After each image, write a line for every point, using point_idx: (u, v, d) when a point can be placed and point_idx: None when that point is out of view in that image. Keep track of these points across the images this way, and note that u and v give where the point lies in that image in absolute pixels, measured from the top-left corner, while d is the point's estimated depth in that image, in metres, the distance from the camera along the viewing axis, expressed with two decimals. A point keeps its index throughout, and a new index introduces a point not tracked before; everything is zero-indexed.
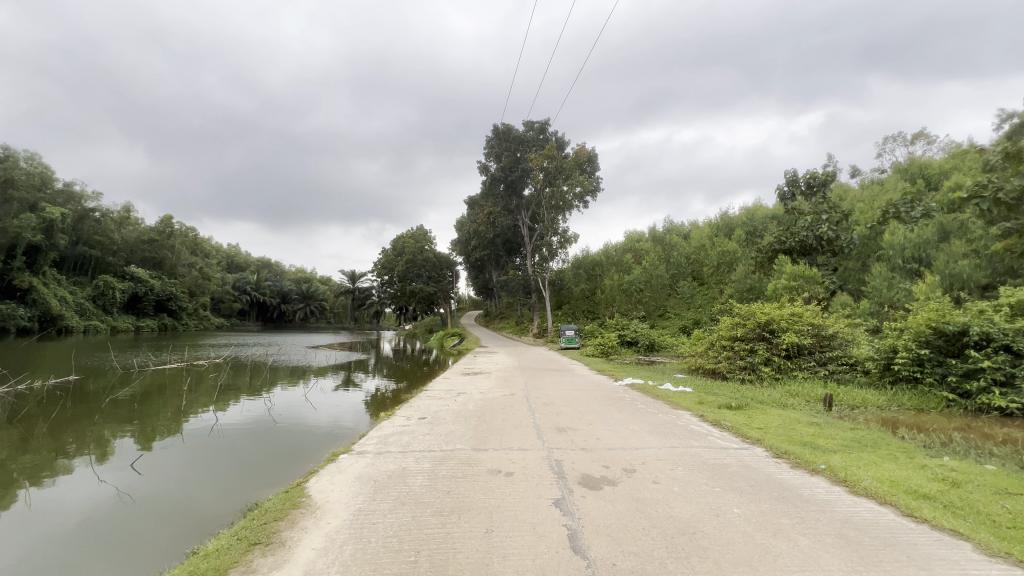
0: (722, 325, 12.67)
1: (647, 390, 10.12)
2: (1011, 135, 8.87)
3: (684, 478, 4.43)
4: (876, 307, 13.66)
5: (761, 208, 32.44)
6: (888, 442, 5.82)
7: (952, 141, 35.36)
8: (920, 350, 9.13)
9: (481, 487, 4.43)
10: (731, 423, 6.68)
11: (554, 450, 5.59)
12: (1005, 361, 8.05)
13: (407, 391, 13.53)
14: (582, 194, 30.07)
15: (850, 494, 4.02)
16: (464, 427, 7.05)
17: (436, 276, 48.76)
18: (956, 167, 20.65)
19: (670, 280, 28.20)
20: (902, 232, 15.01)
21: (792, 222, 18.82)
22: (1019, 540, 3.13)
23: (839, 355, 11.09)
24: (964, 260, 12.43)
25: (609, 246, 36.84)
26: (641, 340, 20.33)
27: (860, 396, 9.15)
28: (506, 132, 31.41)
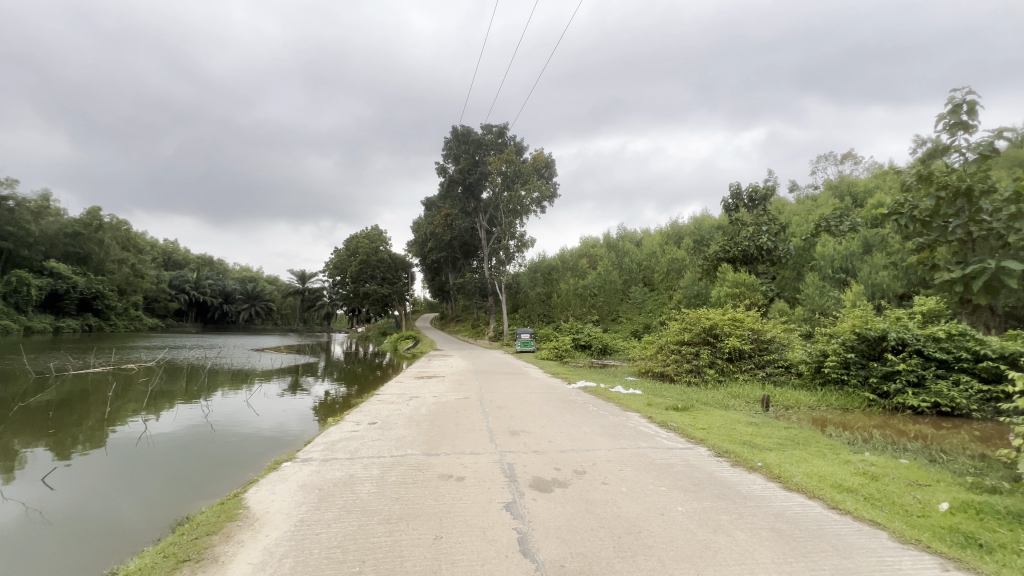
0: (669, 329, 13.18)
1: (599, 393, 10.32)
2: (924, 159, 9.85)
3: (632, 478, 4.55)
4: (809, 313, 14.68)
5: (708, 218, 33.98)
6: (817, 439, 6.23)
7: (875, 162, 38.62)
8: (846, 354, 9.86)
9: (432, 492, 4.35)
10: (676, 424, 6.94)
11: (506, 453, 5.59)
12: (917, 364, 8.83)
13: (358, 395, 13.14)
14: (540, 199, 30.41)
15: (783, 489, 4.27)
16: (416, 432, 6.91)
17: (391, 277, 47.78)
18: (878, 186, 22.56)
19: (623, 285, 29.08)
20: (832, 244, 16.21)
21: (736, 232, 19.85)
22: (927, 527, 3.43)
23: (776, 358, 11.80)
24: (884, 271, 13.58)
25: (565, 251, 37.44)
26: (594, 344, 20.73)
27: (793, 397, 9.77)
28: (466, 134, 31.39)
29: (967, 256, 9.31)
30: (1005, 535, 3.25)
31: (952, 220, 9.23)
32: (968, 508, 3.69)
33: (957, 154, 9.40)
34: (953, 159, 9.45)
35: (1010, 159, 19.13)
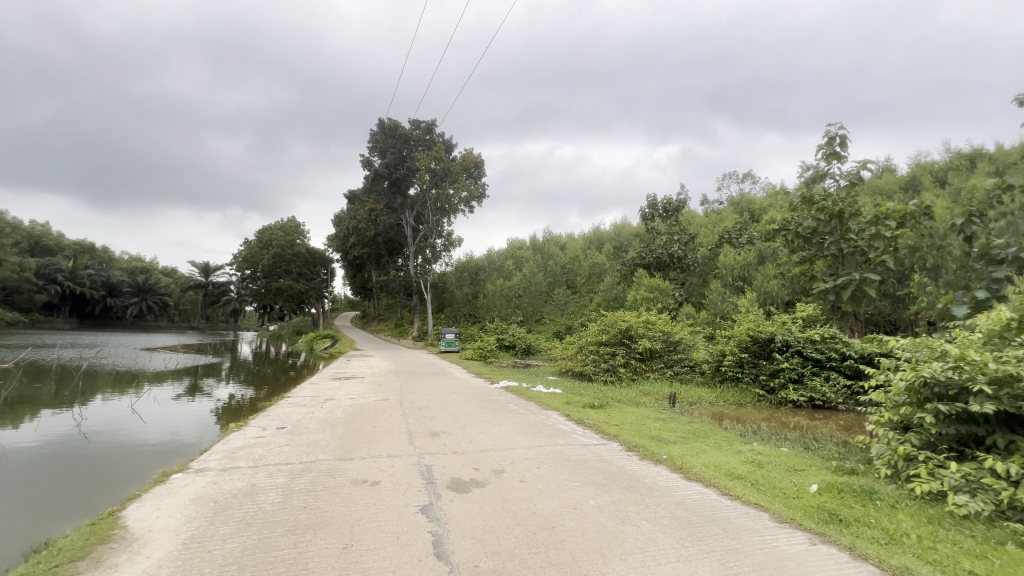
0: (588, 331, 13.70)
1: (521, 392, 10.49)
2: (808, 183, 11.19)
3: (547, 475, 4.67)
4: (712, 317, 16.07)
5: (627, 226, 35.92)
6: (715, 432, 6.80)
7: (770, 182, 43.09)
8: (741, 354, 10.89)
9: (344, 499, 4.15)
10: (593, 421, 7.25)
11: (425, 455, 5.49)
12: (797, 363, 10.00)
13: (267, 398, 12.24)
14: (468, 199, 30.29)
15: (684, 480, 4.61)
16: (329, 436, 6.56)
17: (308, 272, 45.05)
18: (771, 205, 25.28)
19: (547, 287, 29.89)
20: (732, 255, 17.82)
21: (651, 240, 21.22)
22: (799, 507, 3.89)
23: (683, 358, 12.73)
24: (774, 280, 15.19)
25: (493, 252, 37.62)
26: (518, 344, 21.07)
27: (696, 393, 10.63)
28: (393, 128, 30.52)
29: (838, 269, 10.70)
30: (859, 510, 3.77)
31: (827, 238, 10.58)
32: (833, 488, 4.24)
33: (832, 180, 10.80)
34: (828, 184, 10.82)
35: (872, 187, 22.30)
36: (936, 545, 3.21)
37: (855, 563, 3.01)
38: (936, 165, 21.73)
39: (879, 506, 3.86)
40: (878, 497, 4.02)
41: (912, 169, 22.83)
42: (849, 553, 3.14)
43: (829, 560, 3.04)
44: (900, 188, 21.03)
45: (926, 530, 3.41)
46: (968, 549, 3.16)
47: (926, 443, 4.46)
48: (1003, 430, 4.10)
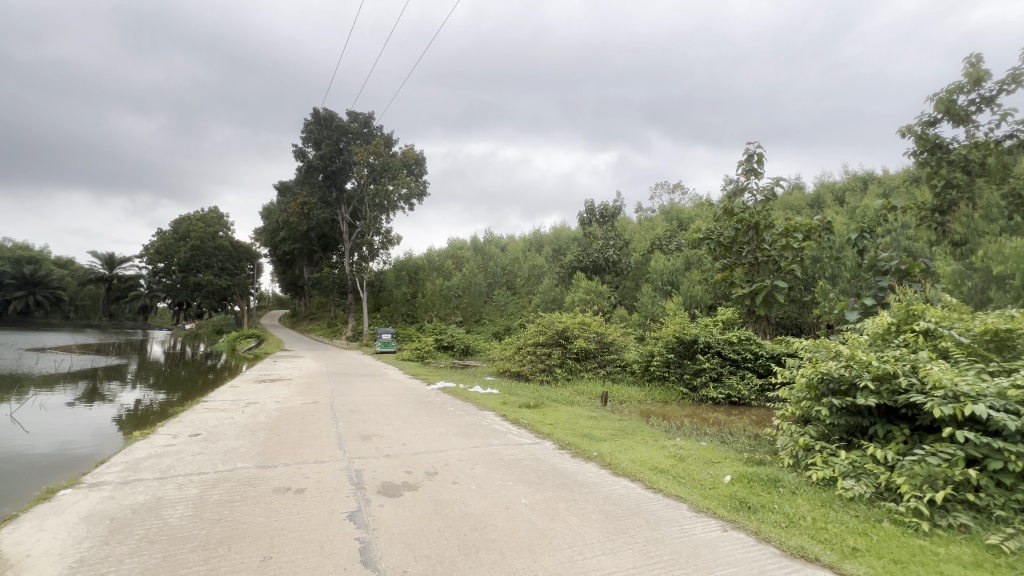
0: (526, 331, 13.90)
1: (458, 393, 10.41)
2: (730, 196, 12.07)
3: (481, 476, 4.67)
4: (643, 319, 16.85)
5: (566, 229, 36.85)
6: (643, 429, 7.14)
7: (697, 194, 46.06)
8: (668, 354, 11.50)
9: (264, 509, 3.91)
10: (528, 420, 7.34)
11: (354, 459, 5.30)
12: (717, 363, 10.75)
13: (180, 403, 11.23)
14: (408, 196, 29.62)
15: (612, 475, 4.81)
16: (250, 443, 6.14)
17: (232, 267, 42.00)
18: (698, 215, 27.06)
19: (487, 288, 29.99)
20: (663, 261, 18.85)
21: (589, 244, 21.97)
22: (714, 497, 4.18)
23: (615, 358, 13.24)
24: (699, 285, 16.21)
25: (433, 251, 37.09)
26: (457, 344, 20.91)
27: (627, 392, 11.11)
28: (329, 118, 29.21)
29: (754, 276, 11.61)
30: (765, 497, 4.12)
31: (746, 247, 11.48)
32: (744, 478, 4.60)
33: (749, 194, 11.73)
34: (747, 197, 11.74)
35: (784, 203, 24.51)
36: (827, 525, 3.59)
37: (760, 546, 3.29)
38: (837, 185, 24.30)
39: (782, 493, 4.24)
40: (781, 484, 4.42)
41: (817, 188, 25.38)
42: (755, 537, 3.42)
43: (738, 544, 3.29)
44: (807, 205, 23.30)
45: (820, 513, 3.79)
46: (853, 527, 3.55)
47: (823, 434, 4.96)
48: (883, 420, 4.63)
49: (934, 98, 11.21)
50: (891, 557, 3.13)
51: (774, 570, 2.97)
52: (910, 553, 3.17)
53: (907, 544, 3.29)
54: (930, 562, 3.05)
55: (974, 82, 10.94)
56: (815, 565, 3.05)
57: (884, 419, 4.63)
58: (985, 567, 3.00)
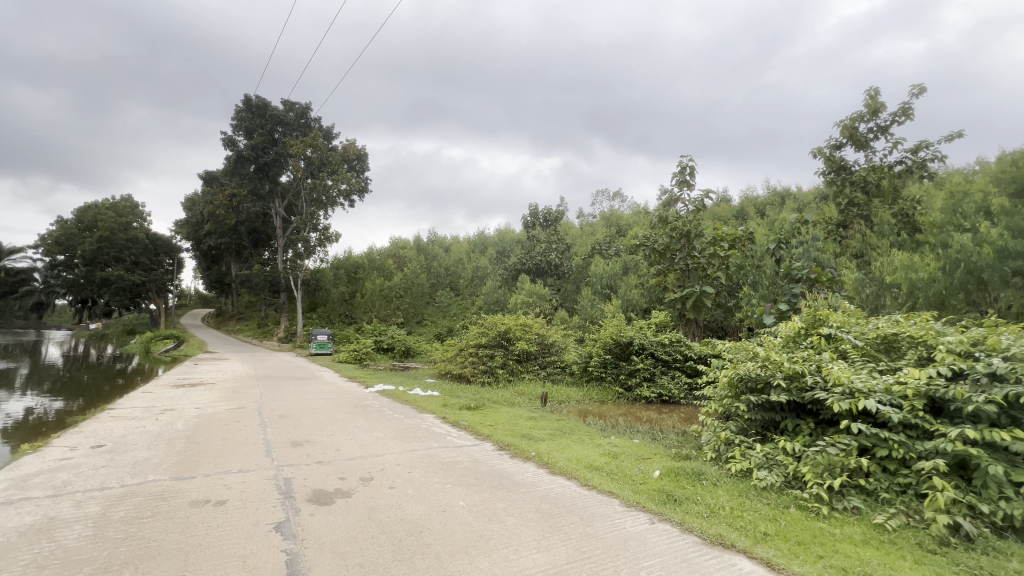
0: (469, 333, 13.88)
1: (397, 396, 10.18)
2: (665, 205, 12.75)
3: (419, 480, 4.60)
4: (583, 321, 17.30)
5: (510, 232, 37.13)
6: (580, 428, 7.35)
7: (635, 202, 48.02)
8: (605, 355, 11.92)
9: (178, 524, 3.60)
10: (468, 422, 7.32)
11: (284, 467, 5.03)
12: (650, 363, 11.30)
13: (82, 411, 10.11)
14: (348, 192, 28.54)
15: (549, 474, 4.91)
16: (164, 453, 5.64)
17: (148, 262, 38.43)
18: (635, 222, 28.30)
19: (429, 289, 29.61)
20: (602, 265, 19.55)
21: (532, 247, 22.30)
22: (644, 492, 4.38)
23: (554, 359, 13.51)
24: (636, 289, 16.94)
25: (374, 249, 35.99)
26: (397, 346, 20.40)
27: (566, 392, 11.37)
28: (263, 106, 27.57)
29: (685, 282, 12.32)
30: (689, 490, 4.39)
31: (677, 254, 12.16)
32: (671, 472, 4.87)
33: (681, 205, 12.47)
34: (679, 207, 12.47)
35: (712, 214, 26.20)
36: (742, 513, 3.88)
37: (683, 536, 3.50)
38: (758, 199, 26.31)
39: (704, 485, 4.54)
40: (704, 477, 4.72)
41: (742, 201, 27.39)
42: (679, 528, 3.63)
43: (665, 535, 3.48)
44: (733, 216, 25.09)
45: (736, 502, 4.10)
46: (765, 514, 3.87)
47: (741, 429, 5.37)
48: (792, 415, 5.06)
49: (839, 124, 12.48)
50: (796, 539, 3.44)
51: (696, 556, 3.17)
52: (811, 535, 3.50)
53: (809, 527, 3.63)
54: (827, 542, 3.39)
55: (872, 112, 12.30)
56: (731, 550, 3.30)
57: (793, 414, 5.07)
58: (872, 544, 3.38)
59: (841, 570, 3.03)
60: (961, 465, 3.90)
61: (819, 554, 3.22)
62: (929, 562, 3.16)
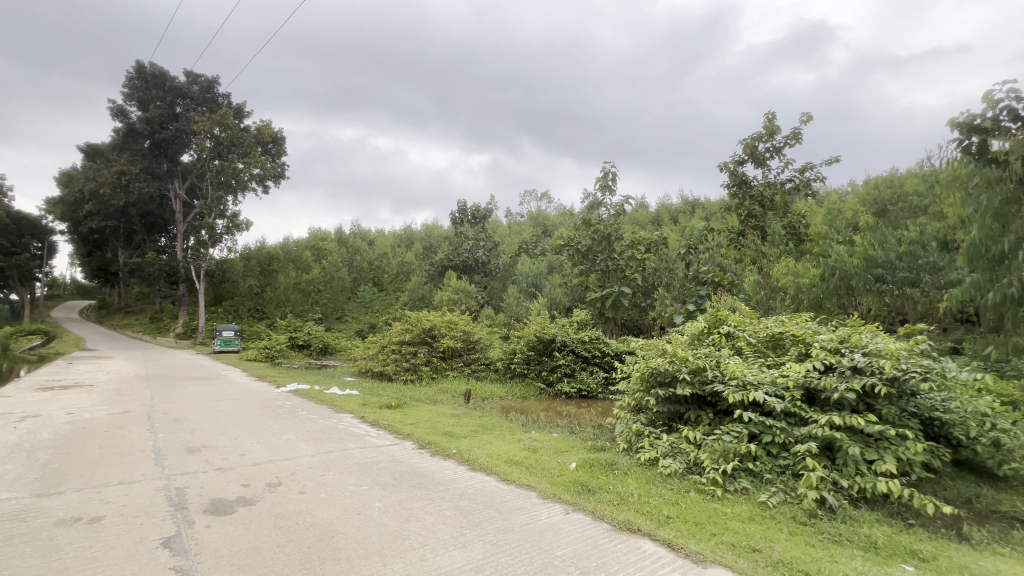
0: (392, 330, 13.51)
1: (312, 395, 9.62)
2: (589, 208, 13.22)
3: (332, 483, 4.38)
4: (508, 319, 17.51)
5: (438, 227, 36.59)
6: (501, 424, 7.44)
7: (561, 204, 49.45)
8: (528, 352, 12.17)
9: (39, 548, 3.12)
10: (388, 421, 7.12)
11: (177, 475, 4.57)
12: (570, 360, 11.74)
13: None
14: (262, 177, 26.39)
15: (469, 470, 4.93)
16: (22, 467, 4.86)
17: (8, 245, 32.87)
18: (562, 223, 29.21)
19: (351, 284, 28.29)
20: (528, 264, 19.90)
21: (459, 244, 22.12)
22: (560, 484, 4.53)
23: (479, 357, 13.53)
24: (559, 288, 17.47)
25: (290, 240, 33.66)
26: (314, 343, 19.30)
27: (489, 389, 11.45)
28: (161, 77, 24.78)
29: (605, 282, 12.92)
30: (602, 480, 4.61)
31: (599, 255, 12.72)
32: (587, 464, 5.09)
33: (604, 209, 13.04)
34: (602, 211, 13.03)
35: (632, 219, 27.74)
36: (649, 499, 4.16)
37: (596, 524, 3.67)
38: (672, 207, 28.20)
39: (616, 474, 4.79)
40: (616, 467, 4.98)
41: (659, 207, 29.27)
42: (592, 516, 3.81)
43: (577, 525, 3.63)
44: (650, 222, 26.73)
45: (643, 489, 4.37)
46: (668, 499, 4.17)
47: (650, 420, 5.76)
48: (695, 406, 5.52)
49: (742, 143, 13.77)
50: (693, 520, 3.75)
51: (607, 543, 3.33)
52: (706, 515, 3.83)
53: (705, 508, 3.98)
54: (720, 521, 3.73)
55: (769, 133, 13.70)
56: (637, 534, 3.52)
57: (695, 405, 5.53)
58: (756, 520, 3.78)
59: (731, 545, 3.35)
60: (828, 447, 4.50)
61: (712, 532, 3.54)
62: (800, 532, 3.59)
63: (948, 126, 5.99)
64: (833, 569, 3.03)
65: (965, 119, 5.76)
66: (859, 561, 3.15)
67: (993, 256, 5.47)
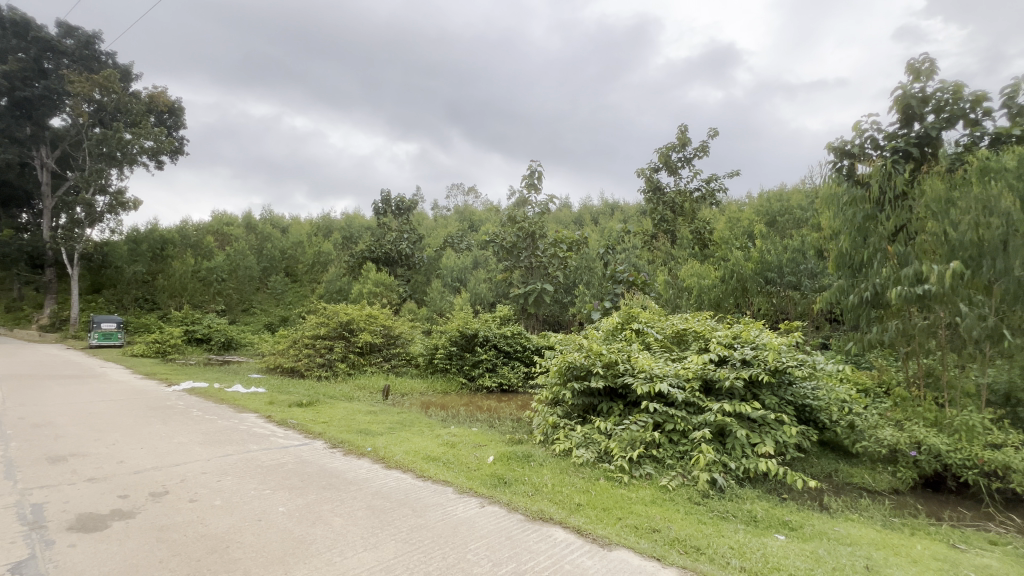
0: (305, 324, 12.77)
1: (210, 394, 8.73)
2: (515, 205, 13.37)
3: (230, 489, 4.03)
4: (431, 313, 17.24)
5: (360, 217, 35.00)
6: (420, 420, 7.32)
7: (488, 200, 49.41)
8: (450, 347, 12.08)
9: None
10: (297, 420, 6.69)
11: (34, 490, 3.94)
12: (493, 355, 11.85)
13: None
14: (155, 151, 23.48)
15: (384, 468, 4.79)
16: None
17: None
18: (488, 218, 29.29)
19: (259, 274, 26.47)
20: (453, 259, 19.69)
21: (382, 235, 21.30)
22: (477, 478, 4.55)
23: (400, 352, 13.18)
24: (484, 283, 17.49)
25: (189, 223, 30.36)
26: (215, 337, 17.66)
27: (409, 384, 11.22)
28: (25, 24, 21.14)
29: (529, 279, 13.18)
30: (518, 472, 4.71)
31: (523, 252, 12.97)
32: (504, 457, 5.16)
33: (530, 207, 13.25)
34: (528, 209, 13.22)
35: (555, 218, 28.51)
36: (561, 488, 4.31)
37: (509, 515, 3.74)
38: (593, 208, 29.45)
39: (532, 466, 4.91)
40: (532, 459, 5.11)
41: (581, 208, 30.37)
42: (506, 508, 3.88)
43: (492, 517, 3.68)
44: (573, 222, 27.64)
45: (557, 479, 4.53)
46: (580, 487, 4.35)
47: (566, 413, 5.99)
48: (607, 398, 5.83)
49: (658, 151, 14.69)
50: (602, 506, 3.96)
51: (520, 534, 3.41)
52: (614, 501, 4.06)
53: (613, 495, 4.20)
54: (625, 506, 3.97)
55: (681, 144, 14.75)
56: (549, 522, 3.64)
57: (607, 397, 5.84)
58: (658, 503, 4.08)
59: (634, 527, 3.57)
60: (720, 433, 4.96)
61: (618, 516, 3.76)
62: (694, 511, 3.93)
63: (825, 149, 6.86)
64: (720, 542, 3.35)
65: (839, 143, 6.62)
66: (741, 534, 3.51)
67: (856, 264, 6.22)
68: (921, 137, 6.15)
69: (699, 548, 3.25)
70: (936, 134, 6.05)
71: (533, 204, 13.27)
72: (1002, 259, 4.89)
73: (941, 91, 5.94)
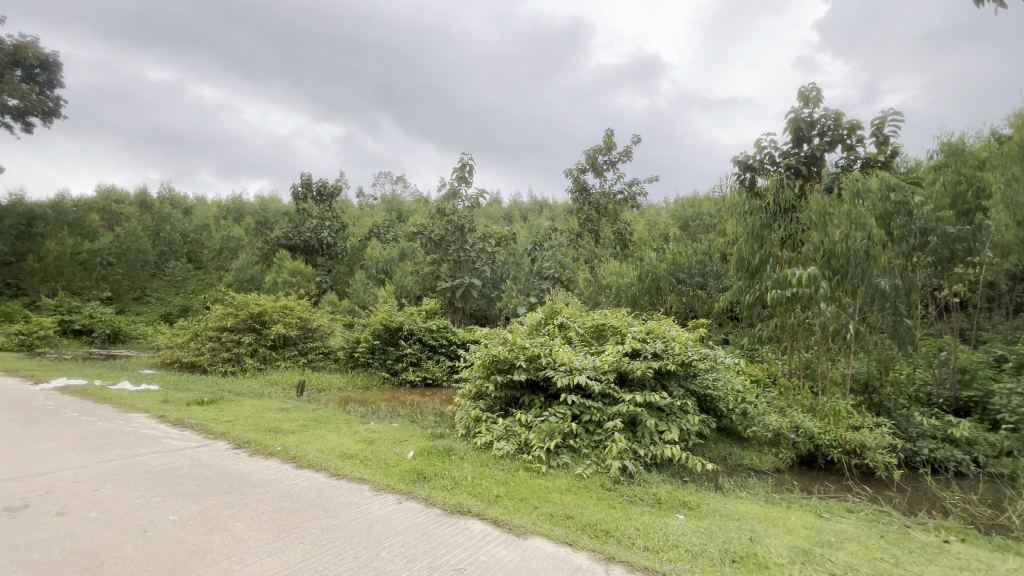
0: (209, 314, 11.67)
1: (89, 393, 7.69)
2: (444, 198, 13.17)
3: (109, 499, 3.59)
4: (353, 305, 16.48)
5: (276, 200, 32.58)
6: (337, 417, 7.00)
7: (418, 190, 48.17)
8: (373, 341, 11.66)
9: None
10: (196, 420, 6.10)
11: None
12: (417, 349, 11.64)
13: None
14: (22, 111, 20.20)
15: (295, 468, 4.52)
16: None
17: None
18: (416, 210, 28.57)
19: (155, 259, 23.77)
20: (378, 249, 18.98)
21: (301, 222, 19.98)
22: (395, 474, 4.45)
23: (317, 345, 12.50)
24: (410, 276, 17.07)
25: (66, 197, 26.40)
26: (98, 329, 15.60)
27: (327, 380, 10.71)
28: None
29: (456, 273, 13.05)
30: (438, 466, 4.68)
31: (451, 245, 12.84)
32: (424, 452, 5.10)
33: (460, 200, 13.15)
34: (458, 202, 13.10)
35: (485, 213, 28.47)
36: (481, 481, 4.35)
37: (427, 510, 3.70)
38: (523, 205, 29.84)
39: (452, 460, 4.90)
40: (453, 453, 5.10)
41: (511, 204, 30.63)
42: (424, 503, 3.83)
43: (409, 513, 3.62)
44: (502, 218, 27.74)
45: (477, 472, 4.56)
46: (499, 478, 4.42)
47: (488, 406, 6.04)
48: (529, 392, 5.96)
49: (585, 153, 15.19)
50: (519, 496, 4.05)
51: (436, 528, 3.39)
52: (532, 490, 4.17)
53: (532, 484, 4.32)
54: (542, 495, 4.09)
55: (607, 147, 15.37)
56: (467, 515, 3.65)
57: (529, 390, 5.98)
58: (573, 490, 4.25)
59: (549, 515, 3.70)
60: (631, 422, 5.28)
61: (535, 506, 3.87)
62: (606, 497, 4.15)
63: (731, 162, 7.51)
64: (627, 525, 3.56)
65: (742, 158, 7.28)
66: (646, 516, 3.77)
67: (752, 268, 6.87)
68: (808, 156, 6.94)
69: (607, 532, 3.44)
70: (820, 155, 6.85)
71: (462, 198, 13.17)
72: (862, 267, 5.75)
73: (825, 117, 6.73)
